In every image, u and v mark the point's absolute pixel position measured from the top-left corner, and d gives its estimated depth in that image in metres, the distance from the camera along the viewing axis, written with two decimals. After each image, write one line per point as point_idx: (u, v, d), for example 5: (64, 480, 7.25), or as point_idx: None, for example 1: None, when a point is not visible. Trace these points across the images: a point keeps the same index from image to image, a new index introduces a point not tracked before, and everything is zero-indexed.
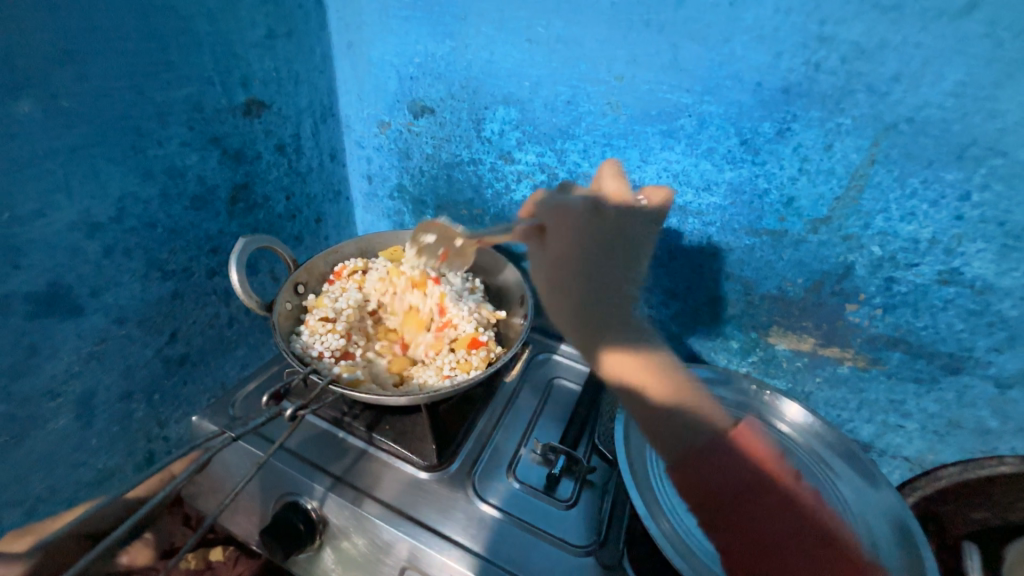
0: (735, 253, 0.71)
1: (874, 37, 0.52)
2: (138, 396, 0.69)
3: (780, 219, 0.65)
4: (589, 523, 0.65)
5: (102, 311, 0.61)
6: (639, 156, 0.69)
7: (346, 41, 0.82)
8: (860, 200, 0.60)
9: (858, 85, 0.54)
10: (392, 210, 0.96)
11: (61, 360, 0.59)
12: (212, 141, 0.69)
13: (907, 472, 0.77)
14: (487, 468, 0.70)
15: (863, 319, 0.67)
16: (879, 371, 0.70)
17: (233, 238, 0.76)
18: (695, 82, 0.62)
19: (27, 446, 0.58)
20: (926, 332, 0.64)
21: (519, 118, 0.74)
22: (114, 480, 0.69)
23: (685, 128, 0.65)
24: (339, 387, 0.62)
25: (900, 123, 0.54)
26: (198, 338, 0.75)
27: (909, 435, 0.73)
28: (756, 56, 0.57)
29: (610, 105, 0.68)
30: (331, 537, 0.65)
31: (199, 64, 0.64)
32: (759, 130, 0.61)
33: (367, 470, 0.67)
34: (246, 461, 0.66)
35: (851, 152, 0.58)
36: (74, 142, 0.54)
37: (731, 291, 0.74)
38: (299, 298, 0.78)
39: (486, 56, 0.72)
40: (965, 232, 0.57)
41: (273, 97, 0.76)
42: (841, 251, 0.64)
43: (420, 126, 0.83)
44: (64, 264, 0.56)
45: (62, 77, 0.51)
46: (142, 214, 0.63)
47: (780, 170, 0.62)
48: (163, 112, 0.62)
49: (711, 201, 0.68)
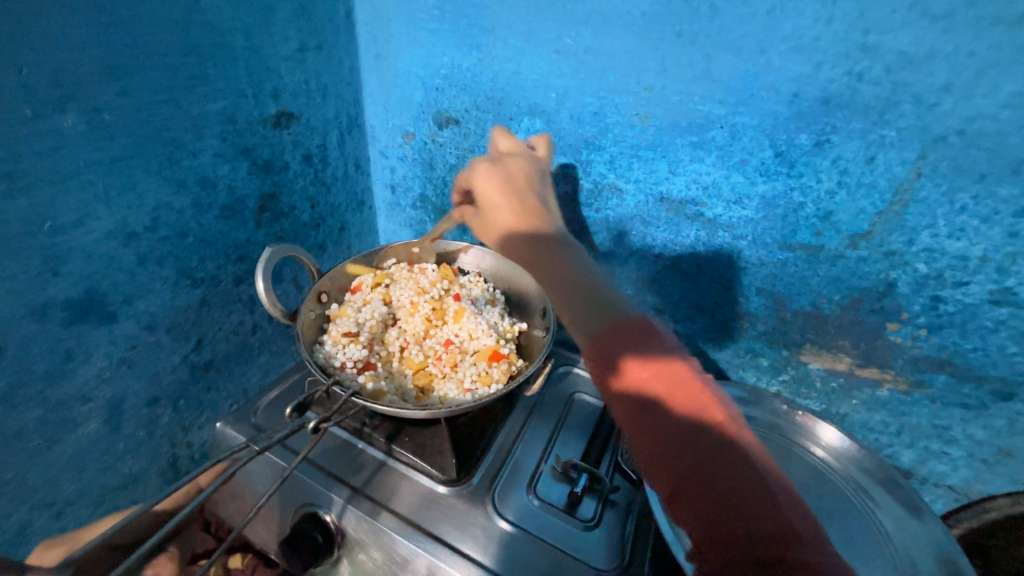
0: (767, 268, 0.68)
1: (923, 46, 0.50)
2: (165, 401, 0.70)
3: (816, 234, 0.63)
4: (610, 545, 0.63)
5: (134, 318, 0.63)
6: (668, 167, 0.68)
7: (374, 53, 0.83)
8: (904, 215, 0.57)
9: (904, 96, 0.52)
10: (414, 219, 0.96)
11: (94, 365, 0.60)
12: (243, 152, 0.70)
13: (952, 502, 0.72)
14: (507, 484, 0.68)
15: (905, 340, 0.64)
16: (922, 394, 0.66)
17: (259, 246, 0.77)
18: (728, 93, 0.60)
19: (59, 449, 0.59)
20: (976, 355, 0.61)
21: (545, 129, 0.74)
22: (139, 484, 0.70)
23: (717, 139, 0.63)
24: (361, 399, 0.62)
25: (950, 135, 0.52)
26: (223, 344, 0.76)
27: (954, 463, 0.69)
28: (794, 67, 0.55)
29: (638, 116, 0.66)
30: (348, 550, 0.64)
31: (234, 77, 0.66)
32: (795, 142, 0.59)
33: (386, 481, 0.66)
34: (267, 469, 0.66)
35: (895, 165, 0.55)
36: (114, 154, 0.55)
37: (762, 306, 0.71)
38: (322, 307, 0.78)
39: (513, 68, 0.72)
40: (1020, 250, 0.53)
41: (302, 108, 0.78)
42: (882, 268, 0.61)
43: (444, 137, 0.83)
44: (100, 272, 0.57)
45: (106, 91, 0.53)
46: (175, 223, 0.64)
47: (818, 183, 0.60)
48: (199, 124, 0.63)
49: (742, 214, 0.66)
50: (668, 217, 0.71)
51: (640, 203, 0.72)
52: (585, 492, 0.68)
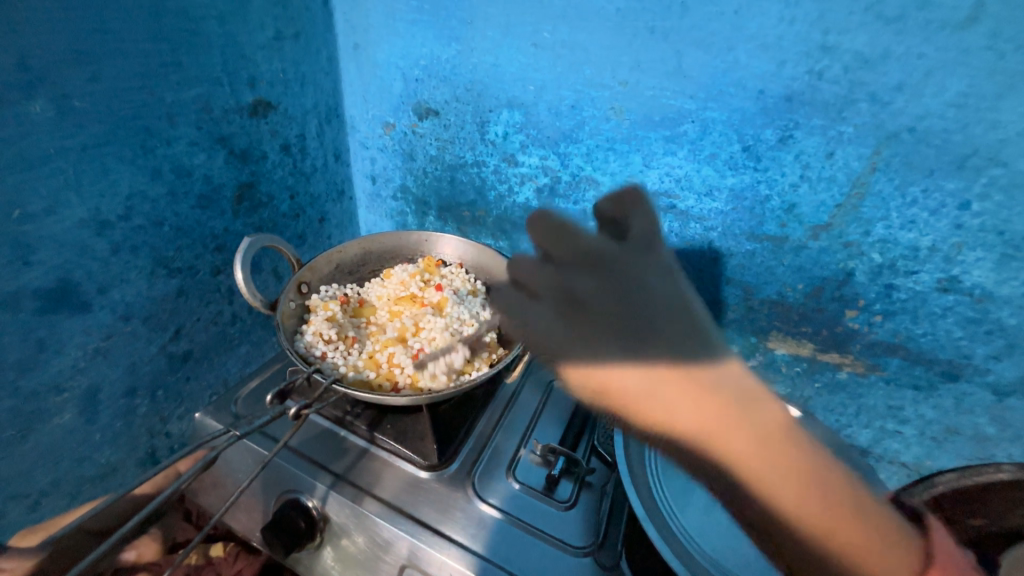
0: (736, 258, 0.71)
1: (877, 48, 0.53)
2: (142, 392, 0.69)
3: (781, 225, 0.66)
4: (587, 525, 0.65)
5: (109, 308, 0.62)
6: (642, 160, 0.70)
7: (353, 43, 0.82)
8: (861, 207, 0.60)
9: (860, 94, 0.55)
10: (395, 210, 0.97)
11: (67, 355, 0.59)
12: (219, 141, 0.69)
13: (905, 477, 0.77)
14: (487, 468, 0.70)
15: (862, 326, 0.68)
16: (878, 377, 0.70)
17: (237, 236, 0.77)
18: (699, 88, 0.62)
19: (33, 440, 0.58)
20: (925, 339, 0.65)
21: (523, 121, 0.75)
22: (117, 475, 0.70)
23: (688, 133, 0.65)
24: (342, 387, 0.63)
25: (902, 132, 0.55)
26: (201, 335, 0.76)
27: (906, 441, 0.74)
28: (760, 65, 0.58)
29: (613, 110, 0.68)
30: (331, 535, 0.65)
31: (209, 64, 0.65)
32: (761, 137, 0.61)
33: (368, 468, 0.68)
34: (248, 458, 0.66)
35: (852, 160, 0.58)
36: (86, 141, 0.55)
37: (731, 295, 0.75)
38: (303, 297, 0.79)
39: (491, 60, 0.73)
40: (964, 241, 0.57)
41: (280, 97, 0.77)
42: (841, 258, 0.64)
43: (424, 128, 0.83)
44: (73, 261, 0.57)
45: (76, 77, 0.52)
46: (150, 212, 0.63)
47: (782, 177, 0.63)
48: (173, 112, 0.62)
49: (713, 206, 0.69)
50: None
51: None
52: (562, 474, 0.70)
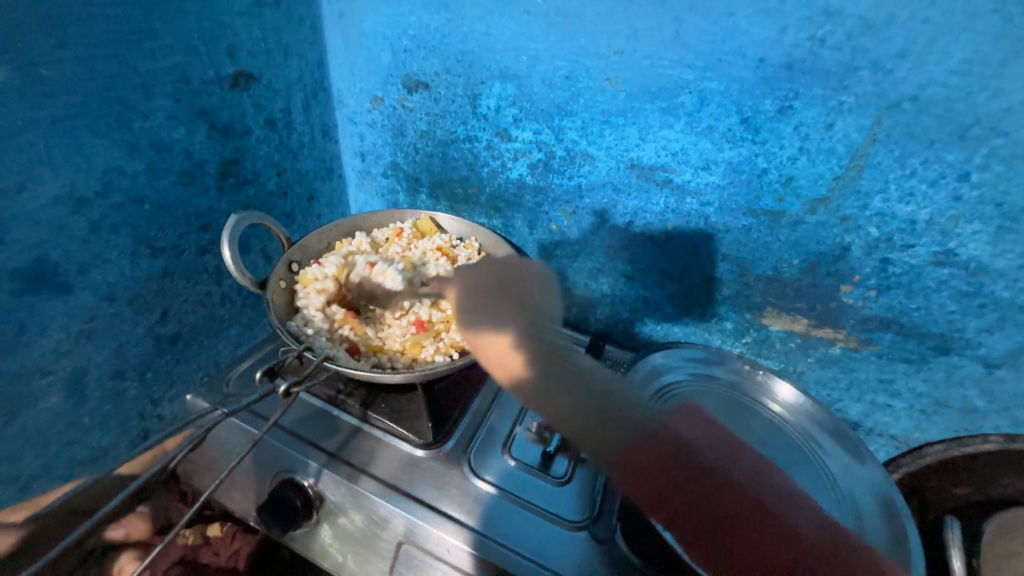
0: (732, 234, 0.70)
1: (881, 12, 0.51)
2: (131, 375, 0.68)
3: (778, 200, 0.65)
4: (582, 499, 0.65)
5: (91, 289, 0.60)
6: (638, 134, 0.68)
7: (338, 11, 0.79)
8: (859, 179, 0.59)
9: (862, 62, 0.53)
10: (386, 188, 0.94)
11: (50, 338, 0.58)
12: (199, 115, 0.67)
13: (893, 450, 0.78)
14: (483, 447, 0.70)
15: (856, 300, 0.67)
16: (870, 351, 0.71)
17: (223, 215, 0.75)
18: (697, 57, 0.60)
19: (20, 423, 0.57)
20: (918, 313, 0.65)
21: (516, 94, 0.73)
22: (109, 458, 0.69)
23: (685, 105, 0.63)
24: (334, 364, 0.62)
25: (903, 101, 0.54)
26: (189, 316, 0.74)
27: (896, 414, 0.75)
28: (760, 31, 0.56)
29: (609, 81, 0.66)
30: (328, 513, 0.65)
31: (185, 32, 0.62)
32: (760, 108, 0.60)
33: (362, 447, 0.67)
34: (239, 438, 0.66)
35: (852, 131, 0.57)
36: (57, 114, 0.52)
37: (726, 272, 0.74)
38: (293, 276, 0.77)
39: (482, 29, 0.70)
40: (962, 214, 0.56)
41: (261, 69, 0.74)
42: (838, 232, 0.64)
43: (413, 102, 0.81)
44: (51, 240, 0.55)
45: (42, 44, 0.49)
46: (129, 189, 0.61)
47: (780, 150, 0.61)
48: (148, 83, 0.59)
49: (710, 180, 0.67)
50: (638, 184, 0.72)
51: (612, 170, 0.73)
52: (557, 452, 0.71)
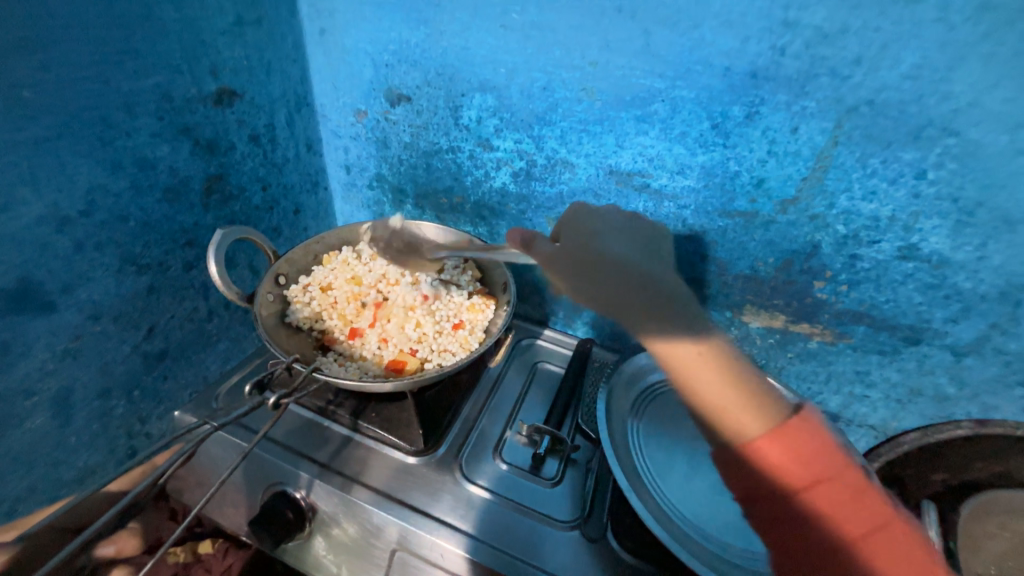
0: (710, 235, 0.73)
1: (836, 22, 0.54)
2: (117, 392, 0.68)
3: (751, 201, 0.68)
4: (573, 499, 0.67)
5: (76, 308, 0.60)
6: (615, 141, 0.70)
7: (318, 28, 0.80)
8: (825, 180, 0.62)
9: (822, 69, 0.56)
10: (372, 200, 0.96)
11: (34, 358, 0.57)
12: (183, 132, 0.67)
13: (873, 439, 0.81)
14: (474, 452, 0.71)
15: (829, 295, 0.70)
16: (845, 344, 0.73)
17: (209, 231, 0.75)
18: (667, 67, 0.63)
19: (5, 445, 0.57)
20: (888, 306, 0.68)
21: (496, 105, 0.75)
22: (96, 478, 0.69)
23: (659, 112, 0.66)
24: (323, 376, 0.62)
25: (861, 105, 0.57)
26: (176, 332, 0.74)
27: (874, 404, 0.77)
28: (725, 41, 0.59)
29: (585, 91, 0.68)
30: (320, 525, 0.65)
31: (167, 51, 0.63)
32: (729, 114, 0.63)
33: (354, 456, 0.68)
34: (230, 453, 0.66)
35: (816, 134, 0.60)
36: (39, 134, 0.53)
37: (705, 271, 0.76)
38: (281, 289, 0.78)
39: (461, 43, 0.72)
40: (922, 210, 0.59)
41: (244, 85, 0.75)
42: (808, 231, 0.66)
43: (396, 114, 0.82)
44: (34, 260, 0.55)
45: (24, 67, 0.50)
46: (113, 207, 0.61)
47: (750, 153, 0.64)
48: (131, 102, 0.60)
49: (685, 184, 0.70)
50: (618, 189, 0.74)
51: (592, 176, 0.75)
52: (548, 454, 0.72)
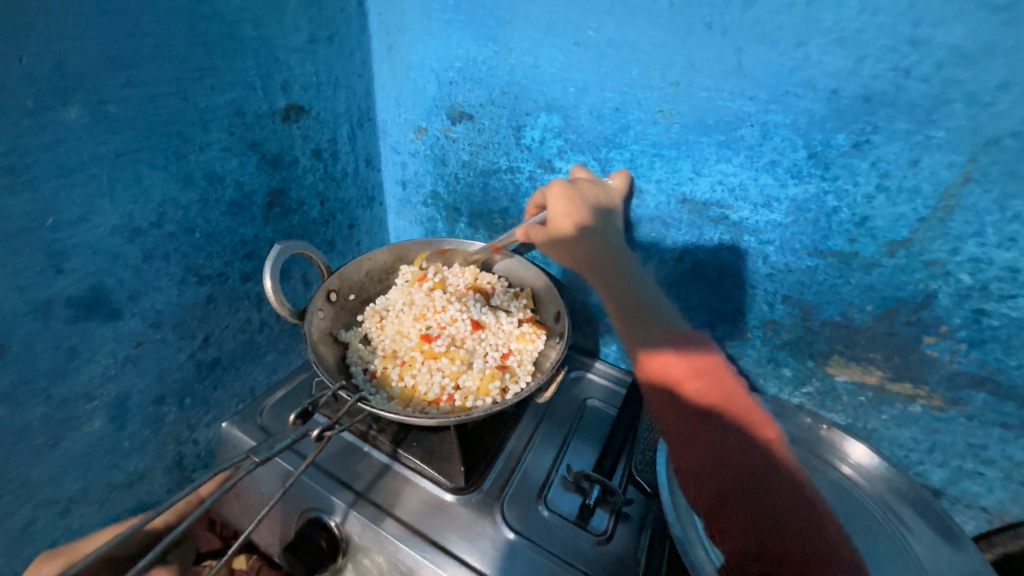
0: (794, 275, 0.65)
1: (978, 40, 0.46)
2: (171, 399, 0.69)
3: (849, 240, 0.59)
4: (623, 561, 0.60)
5: (140, 316, 0.61)
6: (691, 167, 0.64)
7: (387, 45, 0.80)
8: (949, 222, 0.53)
9: (955, 94, 0.48)
10: (426, 216, 0.94)
11: (98, 362, 0.59)
12: (251, 146, 0.68)
13: (985, 524, 0.68)
14: (517, 494, 0.66)
15: (943, 353, 0.60)
16: (958, 412, 0.62)
17: (267, 243, 0.76)
18: (760, 89, 0.56)
19: (64, 447, 0.58)
20: (1020, 372, 0.57)
21: (562, 125, 0.71)
22: (145, 481, 0.69)
23: (746, 138, 0.59)
24: (368, 405, 0.59)
25: (1004, 137, 0.48)
26: (229, 342, 0.75)
27: (988, 484, 0.65)
28: (834, 61, 0.52)
29: (661, 113, 0.63)
30: (353, 557, 0.62)
31: (243, 69, 0.64)
32: (831, 142, 0.55)
33: (390, 487, 0.65)
34: (272, 472, 0.65)
35: (940, 168, 0.51)
36: (119, 148, 0.54)
37: (785, 314, 0.68)
38: (331, 306, 0.76)
39: (530, 61, 0.69)
40: None
41: (312, 101, 0.76)
42: (921, 278, 0.57)
43: (457, 133, 0.80)
44: (106, 268, 0.56)
45: (113, 83, 0.51)
46: (182, 219, 0.62)
47: (854, 187, 0.56)
48: (206, 117, 0.61)
49: (771, 218, 0.62)
50: (690, 219, 0.68)
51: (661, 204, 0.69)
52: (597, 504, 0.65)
